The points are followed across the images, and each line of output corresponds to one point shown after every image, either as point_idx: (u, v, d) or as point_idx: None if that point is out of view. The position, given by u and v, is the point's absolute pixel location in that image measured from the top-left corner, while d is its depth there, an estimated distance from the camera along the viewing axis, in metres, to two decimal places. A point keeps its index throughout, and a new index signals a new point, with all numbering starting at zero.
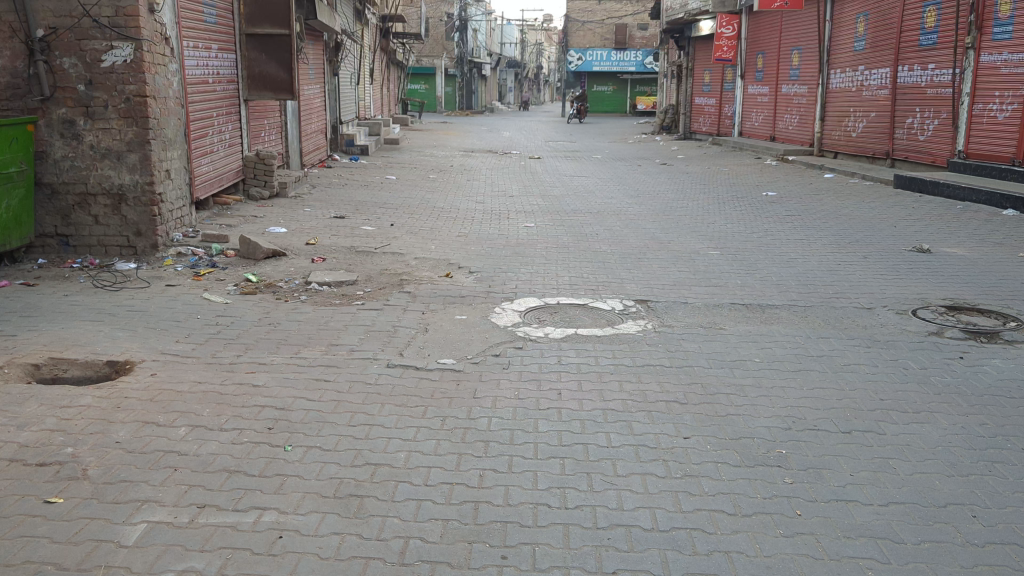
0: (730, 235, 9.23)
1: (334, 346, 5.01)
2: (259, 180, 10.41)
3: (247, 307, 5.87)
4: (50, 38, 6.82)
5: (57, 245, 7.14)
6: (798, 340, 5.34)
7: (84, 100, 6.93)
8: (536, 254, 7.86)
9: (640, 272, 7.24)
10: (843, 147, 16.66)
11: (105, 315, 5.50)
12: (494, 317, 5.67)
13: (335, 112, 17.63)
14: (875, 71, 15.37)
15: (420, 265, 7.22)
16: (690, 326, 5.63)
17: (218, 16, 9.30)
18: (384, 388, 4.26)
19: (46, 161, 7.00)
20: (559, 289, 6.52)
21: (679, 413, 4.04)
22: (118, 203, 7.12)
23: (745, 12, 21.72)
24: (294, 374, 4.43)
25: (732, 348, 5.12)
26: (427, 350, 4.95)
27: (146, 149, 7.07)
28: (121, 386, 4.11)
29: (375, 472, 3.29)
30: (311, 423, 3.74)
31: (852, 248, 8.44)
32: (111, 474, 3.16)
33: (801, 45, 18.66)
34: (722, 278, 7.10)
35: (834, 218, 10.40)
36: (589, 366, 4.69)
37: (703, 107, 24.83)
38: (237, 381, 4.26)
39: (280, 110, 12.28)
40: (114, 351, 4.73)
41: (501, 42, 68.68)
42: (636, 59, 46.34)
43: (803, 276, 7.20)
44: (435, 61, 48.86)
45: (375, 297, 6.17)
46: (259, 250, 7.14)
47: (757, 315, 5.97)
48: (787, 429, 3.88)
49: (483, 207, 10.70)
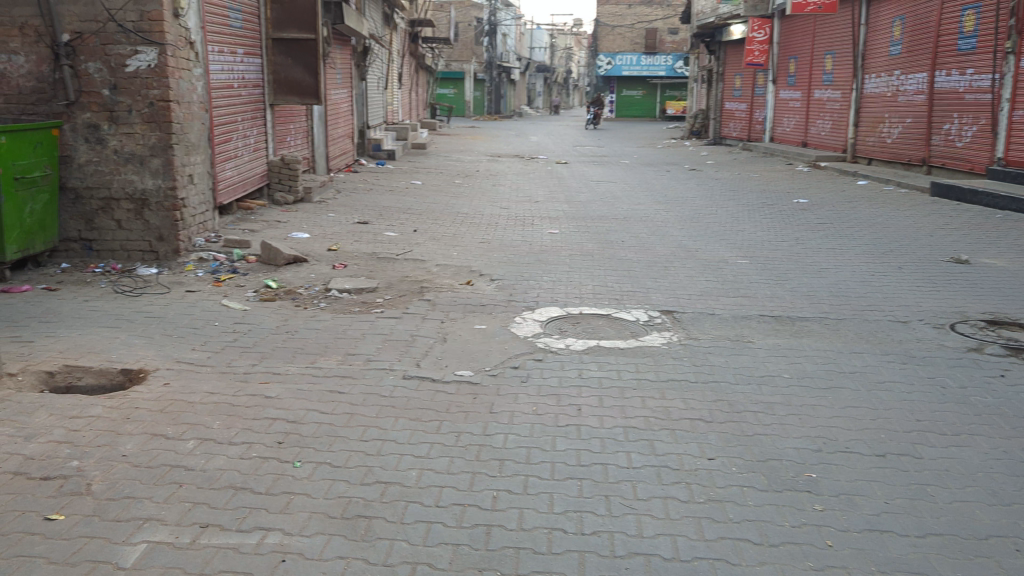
0: (759, 243, 9.04)
1: (350, 356, 4.91)
2: (284, 185, 10.40)
3: (266, 314, 5.80)
4: (76, 43, 6.82)
5: (80, 249, 7.14)
6: (829, 355, 5.15)
7: (108, 104, 6.92)
8: (560, 261, 7.73)
9: (667, 282, 7.08)
10: (877, 153, 16.33)
11: (123, 322, 5.46)
12: (515, 327, 5.55)
13: (363, 116, 17.63)
14: (910, 75, 15.06)
15: (442, 272, 7.12)
16: (717, 338, 5.47)
17: (244, 20, 9.28)
18: (398, 401, 4.15)
19: (70, 165, 7.00)
20: (582, 298, 6.39)
21: (704, 432, 3.89)
22: (140, 207, 7.10)
23: (777, 16, 21.44)
24: (308, 385, 4.34)
25: (760, 363, 4.95)
26: (445, 361, 4.84)
27: (169, 154, 7.04)
28: (132, 396, 4.04)
29: (385, 492, 3.18)
30: (322, 438, 3.64)
31: (886, 258, 8.21)
32: (115, 489, 3.08)
33: (835, 49, 18.35)
34: (750, 288, 6.92)
35: (867, 226, 10.16)
36: (611, 380, 4.55)
37: (733, 112, 24.54)
38: (250, 392, 4.18)
39: (306, 115, 12.28)
40: (130, 359, 4.67)
41: (529, 47, 68.70)
42: (666, 64, 46.08)
43: (835, 287, 7.00)
44: (464, 66, 48.97)
45: (395, 305, 6.08)
46: (280, 256, 7.08)
47: (786, 328, 5.79)
48: (818, 452, 3.72)
49: (508, 213, 10.60)
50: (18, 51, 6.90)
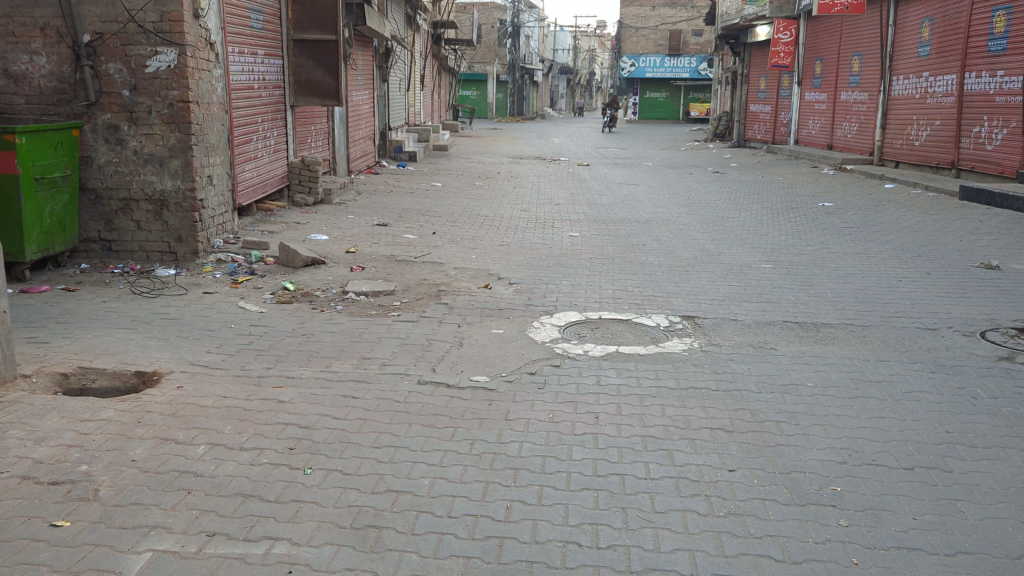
0: (783, 247, 8.90)
1: (365, 360, 4.85)
2: (304, 186, 10.39)
3: (282, 317, 5.76)
4: (97, 43, 6.84)
5: (100, 250, 7.15)
6: (854, 363, 5.02)
7: (128, 105, 6.93)
8: (580, 264, 7.64)
9: (688, 286, 6.97)
10: (905, 156, 16.08)
11: (140, 323, 5.44)
12: (532, 332, 5.46)
13: (384, 118, 17.63)
14: (939, 77, 14.82)
15: (460, 275, 7.05)
16: (739, 345, 5.35)
17: (264, 21, 9.27)
18: (412, 406, 4.08)
19: (90, 166, 7.01)
20: (602, 302, 6.30)
21: (725, 442, 3.78)
22: (160, 208, 7.09)
23: (803, 17, 21.21)
24: (321, 390, 4.28)
25: (783, 371, 4.83)
26: (461, 366, 4.76)
27: (188, 155, 7.02)
28: (145, 399, 4.01)
29: (396, 501, 3.11)
30: (333, 444, 3.58)
31: (913, 264, 8.04)
32: (123, 495, 3.03)
33: (862, 51, 18.11)
34: (773, 294, 6.79)
35: (894, 231, 9.98)
36: (630, 388, 4.45)
37: (758, 114, 24.30)
38: (263, 397, 4.12)
39: (327, 116, 12.27)
40: (144, 362, 4.64)
41: (553, 49, 68.64)
42: (691, 66, 45.80)
43: (861, 293, 6.86)
44: (487, 68, 49.02)
45: (413, 308, 6.02)
46: (298, 258, 7.05)
47: (810, 334, 5.66)
48: (842, 464, 3.60)
49: (529, 215, 10.52)
50: (40, 52, 6.93)
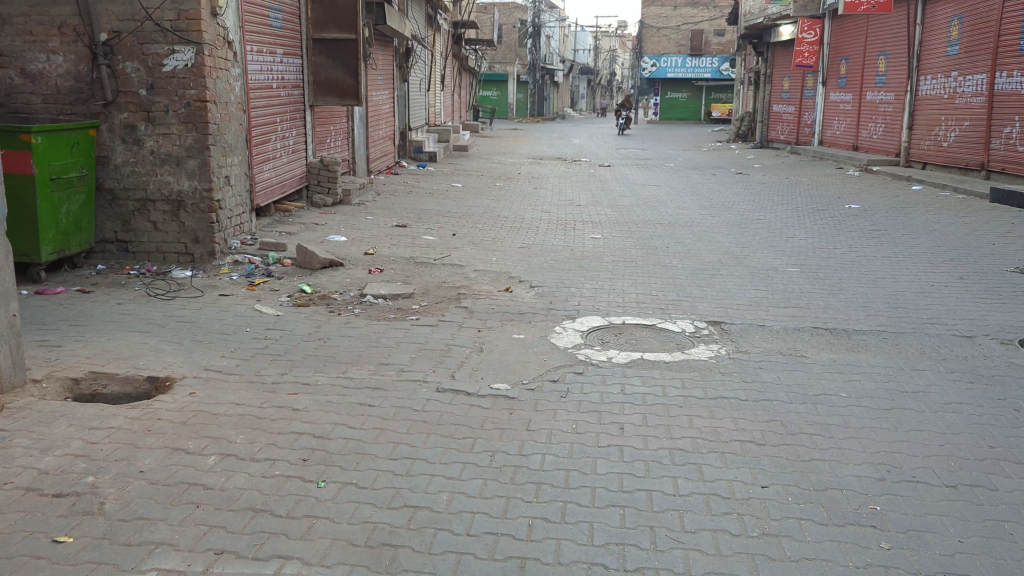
0: (810, 250, 8.70)
1: (382, 366, 4.72)
2: (322, 187, 10.30)
3: (299, 320, 5.65)
4: (114, 42, 6.77)
5: (116, 251, 7.08)
6: (888, 372, 4.83)
7: (145, 105, 6.85)
8: (602, 267, 7.49)
9: (714, 290, 6.79)
10: (932, 157, 15.77)
11: (154, 326, 5.34)
12: (554, 338, 5.31)
13: (405, 118, 17.53)
14: (969, 77, 14.50)
15: (480, 278, 6.92)
16: (768, 352, 5.18)
17: (283, 20, 9.19)
18: (431, 416, 3.94)
19: (107, 165, 6.94)
20: (625, 307, 6.14)
21: (756, 456, 3.60)
22: (177, 209, 7.01)
23: (828, 16, 20.89)
24: (337, 397, 4.15)
25: (815, 380, 4.65)
26: (480, 373, 4.62)
27: (205, 155, 6.93)
28: (156, 406, 3.90)
29: (413, 518, 2.97)
30: (348, 455, 3.45)
31: (945, 268, 7.81)
32: (129, 510, 2.92)
33: (888, 50, 17.79)
34: (801, 299, 6.60)
35: (924, 233, 9.74)
36: (656, 397, 4.28)
37: (781, 115, 24.00)
38: (277, 404, 4.00)
39: (347, 116, 12.18)
40: (157, 366, 4.53)
41: (574, 49, 68.47)
42: (713, 66, 45.44)
43: (892, 298, 6.65)
44: (507, 69, 48.95)
45: (431, 312, 5.89)
46: (316, 259, 6.94)
47: (841, 341, 5.47)
48: (881, 480, 3.41)
49: (550, 217, 10.38)
50: (57, 51, 6.87)
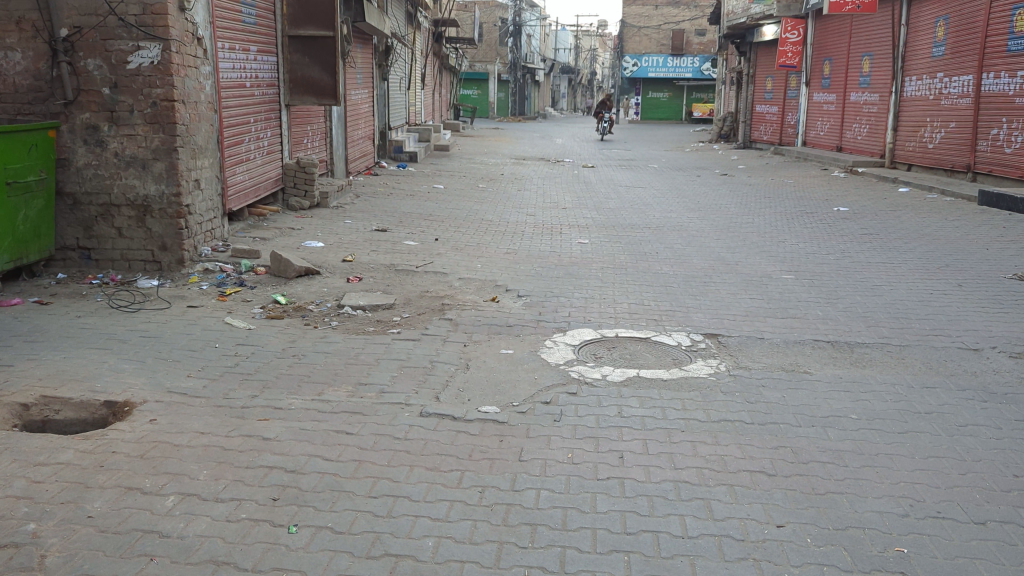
0: (803, 255, 8.47)
1: (361, 387, 4.39)
2: (299, 190, 9.94)
3: (272, 334, 5.31)
4: (74, 38, 6.39)
5: (79, 258, 6.71)
6: (898, 390, 4.56)
7: (109, 104, 6.47)
8: (591, 275, 7.19)
9: (708, 299, 6.53)
10: (918, 158, 15.63)
11: (115, 342, 4.98)
12: (544, 353, 5.01)
13: (384, 117, 17.18)
14: (955, 78, 14.37)
15: (465, 286, 6.61)
16: (770, 369, 4.90)
17: (257, 16, 8.82)
18: (414, 445, 3.62)
19: (68, 169, 6.57)
20: (618, 318, 5.85)
21: (768, 489, 3.31)
22: (142, 214, 6.64)
23: (811, 16, 20.74)
24: (310, 424, 3.82)
25: (822, 400, 4.36)
26: (467, 394, 4.30)
27: (173, 158, 6.57)
28: (111, 436, 3.56)
29: (395, 569, 2.66)
30: (323, 494, 3.13)
31: (942, 274, 7.60)
32: (73, 565, 2.59)
33: (872, 50, 17.65)
34: (798, 308, 6.34)
35: (916, 237, 9.55)
36: (656, 421, 3.99)
37: (764, 115, 23.86)
38: (245, 433, 3.66)
39: (325, 116, 11.82)
40: (115, 390, 4.19)
41: (554, 48, 68.29)
42: (694, 66, 45.42)
43: (892, 307, 6.40)
44: (488, 67, 48.62)
45: (414, 325, 5.57)
46: (291, 267, 6.59)
47: (845, 356, 5.21)
48: (904, 517, 3.12)
49: (534, 220, 10.09)
50: (15, 48, 6.48)
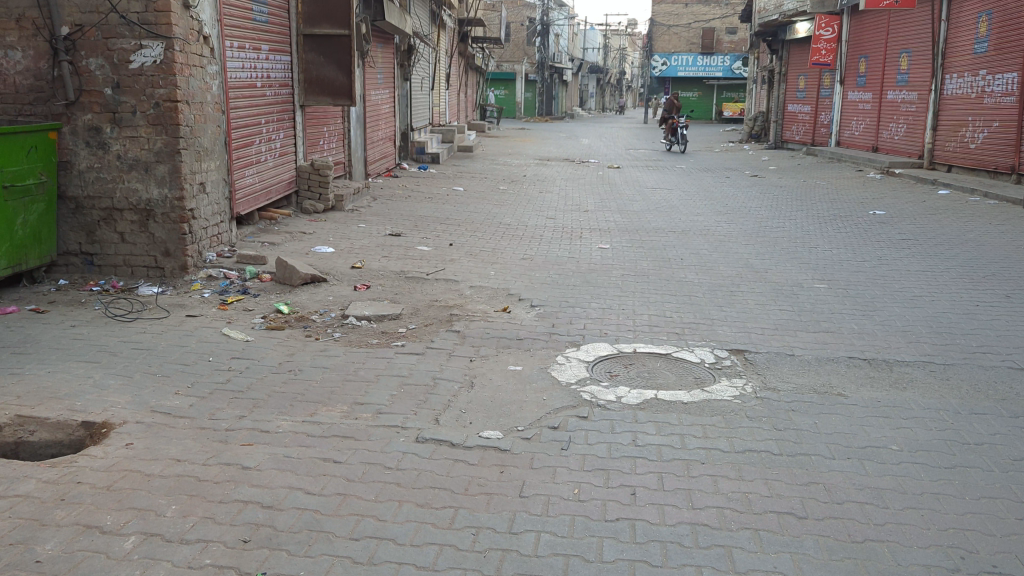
0: (837, 262, 8.05)
1: (357, 407, 4.10)
2: (313, 193, 9.70)
3: (270, 347, 5.03)
4: (76, 36, 6.17)
5: (81, 264, 6.50)
6: (942, 416, 4.17)
7: (111, 105, 6.25)
8: (611, 283, 6.86)
9: (735, 311, 6.15)
10: (959, 159, 15.06)
11: (105, 355, 4.73)
12: (556, 370, 4.68)
13: (406, 117, 16.93)
14: (998, 75, 13.79)
15: (477, 295, 6.30)
16: (800, 391, 4.52)
17: (269, 15, 8.59)
18: (406, 476, 3.32)
19: (69, 172, 6.35)
20: (637, 332, 5.50)
21: (797, 536, 2.96)
22: (145, 219, 6.41)
23: (846, 13, 20.17)
24: (296, 451, 3.52)
25: (857, 428, 3.99)
26: (469, 417, 3.98)
27: (176, 160, 6.33)
28: (79, 464, 3.29)
29: None
30: (299, 534, 2.83)
31: (988, 284, 7.15)
32: None
33: (911, 47, 17.08)
34: (831, 321, 5.95)
35: (957, 244, 9.09)
36: (674, 451, 3.64)
37: (796, 114, 23.29)
38: (224, 461, 3.37)
39: (342, 116, 11.59)
40: (94, 408, 3.92)
41: (583, 47, 67.84)
42: (724, 65, 44.81)
43: (934, 321, 5.98)
44: (516, 67, 48.32)
45: (420, 337, 5.27)
46: (296, 275, 6.33)
47: (883, 375, 4.83)
48: (955, 573, 2.75)
49: (554, 224, 9.78)
50: (16, 47, 6.28)
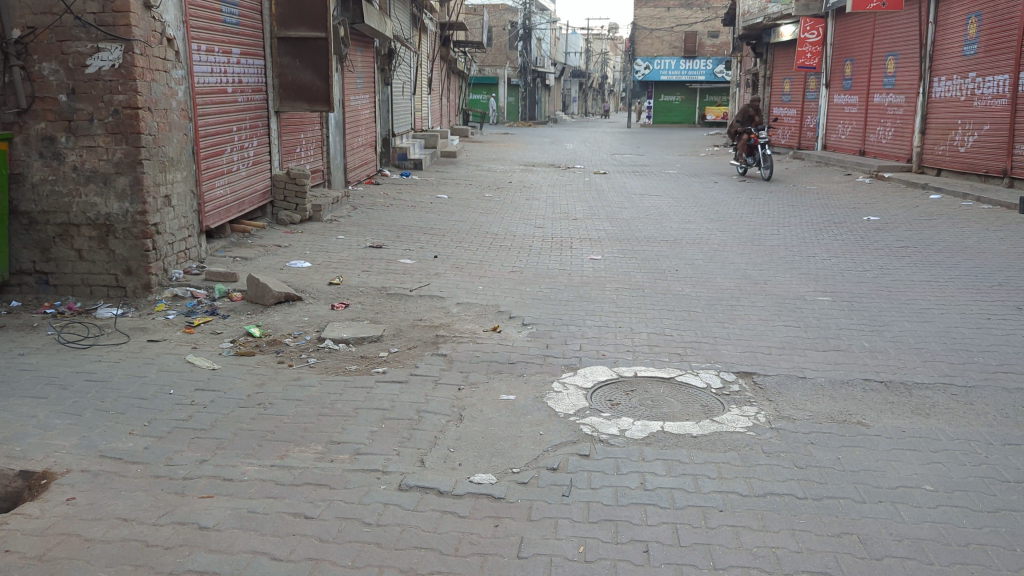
0: (837, 273, 7.71)
1: (333, 447, 3.68)
2: (289, 203, 9.27)
3: (238, 376, 4.61)
4: (28, 39, 5.71)
5: (35, 284, 6.04)
6: (975, 449, 3.80)
7: (66, 113, 5.80)
8: (604, 298, 6.47)
9: (737, 328, 5.79)
10: (948, 163, 14.84)
11: (53, 389, 4.29)
12: (552, 399, 4.28)
13: (387, 122, 16.51)
14: (988, 78, 13.56)
15: (462, 313, 5.89)
16: (817, 419, 4.14)
17: (240, 16, 8.16)
18: (388, 534, 2.91)
19: (23, 184, 5.90)
20: (636, 353, 5.11)
21: None
22: (104, 234, 5.96)
23: (831, 16, 19.97)
24: (262, 504, 3.10)
25: (884, 464, 3.62)
26: (458, 458, 3.58)
27: (138, 171, 5.88)
28: (10, 526, 2.90)
29: None
30: None
31: (995, 295, 6.83)
32: None
33: (897, 50, 16.87)
34: (840, 338, 5.60)
35: (959, 251, 8.78)
36: (687, 496, 3.26)
37: (782, 118, 23.08)
38: (178, 520, 2.96)
39: (320, 122, 11.16)
40: (34, 455, 3.49)
41: (565, 51, 67.71)
42: (706, 68, 44.64)
43: (947, 337, 5.63)
44: (497, 71, 48.07)
45: (402, 362, 4.85)
46: (269, 292, 5.89)
47: (903, 400, 4.47)
48: None
49: (541, 233, 9.39)
50: None
